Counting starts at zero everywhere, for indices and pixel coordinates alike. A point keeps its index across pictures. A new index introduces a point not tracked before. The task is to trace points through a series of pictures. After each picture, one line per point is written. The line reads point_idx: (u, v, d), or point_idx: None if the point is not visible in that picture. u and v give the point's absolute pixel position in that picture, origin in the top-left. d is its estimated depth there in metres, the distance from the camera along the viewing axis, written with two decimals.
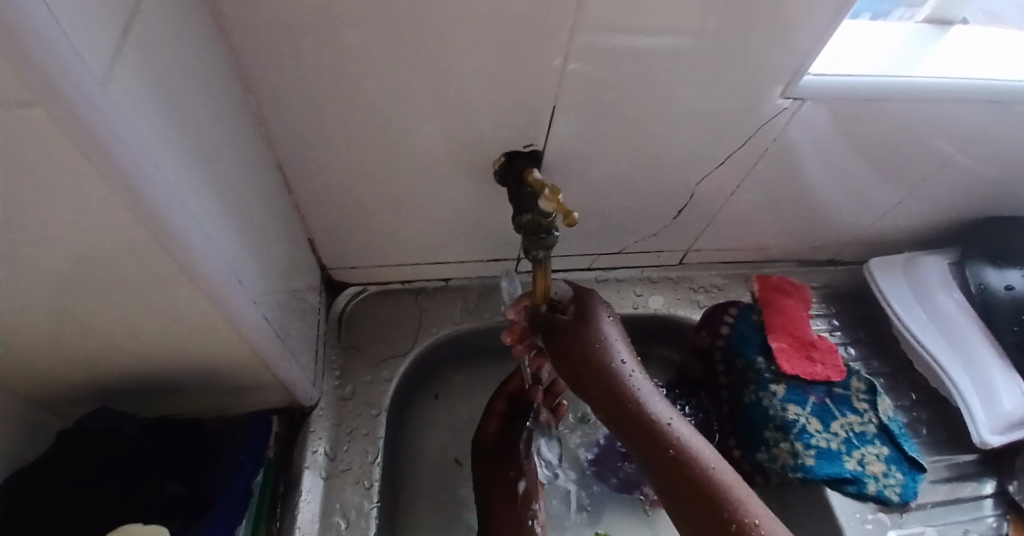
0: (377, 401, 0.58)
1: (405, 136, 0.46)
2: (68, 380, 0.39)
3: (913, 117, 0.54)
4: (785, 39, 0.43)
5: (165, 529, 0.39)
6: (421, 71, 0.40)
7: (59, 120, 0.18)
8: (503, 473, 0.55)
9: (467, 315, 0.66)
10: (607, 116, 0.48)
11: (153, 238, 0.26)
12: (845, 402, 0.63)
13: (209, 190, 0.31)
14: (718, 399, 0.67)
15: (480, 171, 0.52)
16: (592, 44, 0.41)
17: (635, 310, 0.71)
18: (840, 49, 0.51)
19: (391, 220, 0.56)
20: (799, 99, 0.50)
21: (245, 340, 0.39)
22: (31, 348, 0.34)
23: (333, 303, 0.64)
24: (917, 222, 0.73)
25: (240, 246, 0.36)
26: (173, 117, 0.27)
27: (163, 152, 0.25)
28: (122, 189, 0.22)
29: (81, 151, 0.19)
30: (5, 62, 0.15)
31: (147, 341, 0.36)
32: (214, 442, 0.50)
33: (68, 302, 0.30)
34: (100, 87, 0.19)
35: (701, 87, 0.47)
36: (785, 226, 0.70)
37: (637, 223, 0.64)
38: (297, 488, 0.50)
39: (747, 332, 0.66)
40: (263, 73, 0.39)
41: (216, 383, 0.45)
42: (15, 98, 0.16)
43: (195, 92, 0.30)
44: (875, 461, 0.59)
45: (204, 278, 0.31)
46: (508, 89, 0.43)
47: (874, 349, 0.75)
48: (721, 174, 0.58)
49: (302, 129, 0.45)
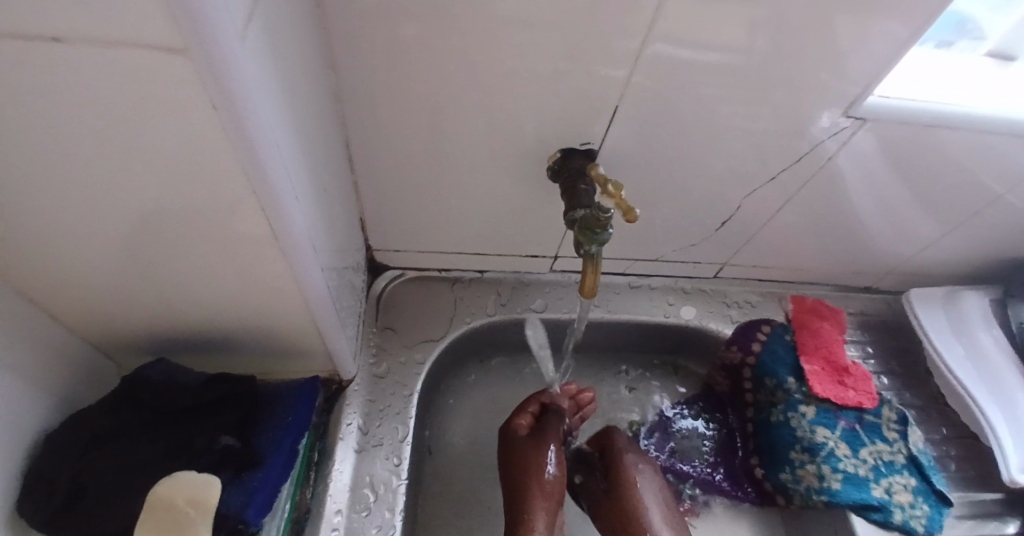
0: (409, 382, 0.60)
1: (465, 126, 0.48)
2: (133, 323, 0.42)
3: (971, 149, 0.54)
4: (850, 62, 0.44)
5: (215, 482, 0.40)
6: (492, 63, 0.42)
7: (198, 67, 0.19)
8: (536, 457, 0.56)
9: (501, 308, 0.67)
10: (666, 123, 0.49)
11: (253, 192, 0.27)
12: (875, 430, 0.62)
13: (297, 157, 0.33)
14: (743, 419, 0.69)
15: (535, 165, 0.53)
16: (661, 51, 0.41)
17: (665, 319, 0.71)
18: (903, 76, 0.51)
19: (439, 208, 0.58)
20: (859, 119, 0.50)
21: (304, 303, 0.40)
22: (106, 287, 0.36)
23: (372, 284, 0.66)
24: (962, 257, 0.72)
25: (313, 215, 0.38)
26: (278, 82, 0.28)
27: (271, 114, 0.27)
28: (238, 142, 0.24)
29: (209, 101, 0.21)
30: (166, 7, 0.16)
31: (214, 293, 0.38)
32: (268, 400, 0.51)
33: (151, 244, 0.32)
34: (238, 45, 0.21)
35: (759, 104, 0.47)
36: (825, 250, 0.70)
37: (677, 233, 0.65)
38: (331, 457, 0.52)
39: (779, 351, 0.66)
40: (343, 55, 0.41)
41: (265, 343, 0.47)
42: (167, 44, 0.18)
43: (295, 65, 0.32)
44: (902, 491, 0.58)
45: (287, 239, 0.33)
46: (574, 88, 0.44)
47: (907, 381, 0.74)
48: (768, 191, 0.59)
49: (372, 112, 0.46)
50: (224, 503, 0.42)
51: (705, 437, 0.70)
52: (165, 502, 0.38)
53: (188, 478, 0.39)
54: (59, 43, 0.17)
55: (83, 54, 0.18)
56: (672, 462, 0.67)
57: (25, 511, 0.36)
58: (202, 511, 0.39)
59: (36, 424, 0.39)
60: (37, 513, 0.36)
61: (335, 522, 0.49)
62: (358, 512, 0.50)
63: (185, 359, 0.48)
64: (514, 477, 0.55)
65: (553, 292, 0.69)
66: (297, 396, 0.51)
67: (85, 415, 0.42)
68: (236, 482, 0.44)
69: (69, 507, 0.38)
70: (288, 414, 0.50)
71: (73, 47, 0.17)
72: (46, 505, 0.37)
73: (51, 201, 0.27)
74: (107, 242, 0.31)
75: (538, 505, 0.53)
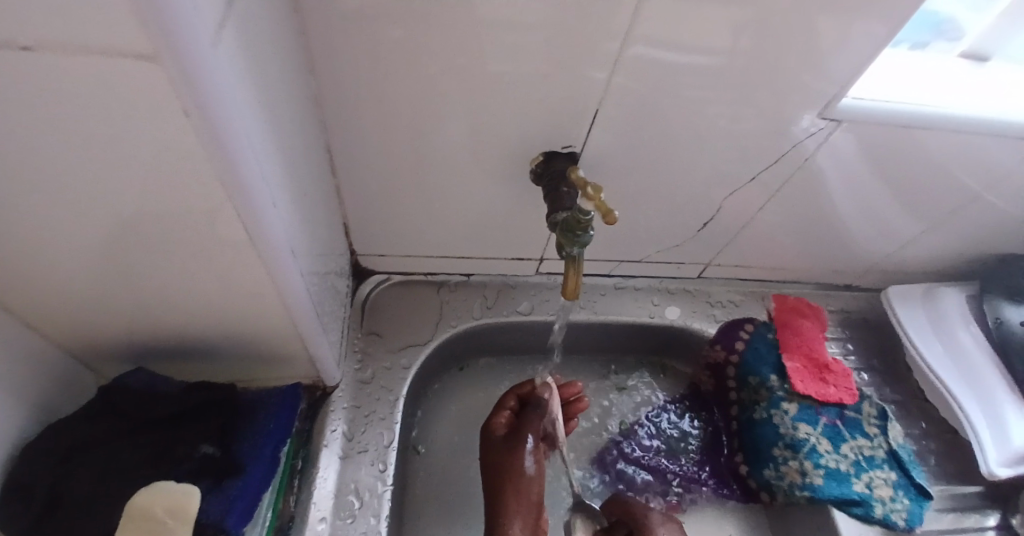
0: (395, 387, 0.59)
1: (449, 129, 0.48)
2: (111, 331, 0.41)
3: (945, 149, 0.55)
4: (823, 65, 0.45)
5: (195, 491, 0.40)
6: (473, 67, 0.42)
7: (169, 74, 0.19)
8: (511, 459, 0.56)
9: (487, 311, 0.67)
10: (646, 127, 0.50)
11: (229, 198, 0.27)
12: (856, 426, 0.63)
13: (276, 162, 0.33)
14: (728, 416, 0.70)
15: (518, 168, 0.53)
16: (640, 55, 0.42)
17: (651, 319, 0.71)
18: (877, 77, 0.52)
19: (424, 212, 0.58)
20: (834, 120, 0.51)
21: (285, 308, 0.40)
22: (83, 296, 0.36)
23: (357, 289, 0.66)
24: (938, 254, 0.74)
25: (294, 220, 0.38)
26: (254, 88, 0.28)
27: (247, 120, 0.27)
28: (213, 148, 0.24)
29: (181, 107, 0.21)
30: (133, 14, 0.16)
31: (193, 300, 0.38)
32: (250, 408, 0.50)
33: (126, 252, 0.31)
34: (211, 51, 0.21)
35: (738, 106, 0.48)
36: (806, 249, 0.71)
37: (661, 234, 0.65)
38: (314, 465, 0.52)
39: (762, 350, 0.68)
40: (323, 59, 0.41)
41: (247, 349, 0.46)
42: (136, 51, 0.18)
43: (272, 70, 0.32)
44: (883, 485, 0.60)
45: (264, 245, 0.32)
46: (555, 91, 0.45)
47: (888, 377, 0.75)
48: (749, 191, 0.59)
49: (355, 116, 0.46)
50: (204, 512, 0.42)
51: (692, 436, 0.71)
52: (144, 513, 0.37)
53: (169, 488, 0.39)
54: (25, 51, 0.17)
55: (50, 62, 0.18)
56: (657, 462, 0.68)
57: (1, 522, 0.36)
58: (183, 521, 0.38)
59: (10, 436, 0.38)
60: (12, 525, 0.36)
61: (319, 529, 0.49)
62: (342, 519, 0.50)
63: (165, 368, 0.48)
64: (493, 478, 0.56)
65: (539, 294, 0.70)
66: (279, 403, 0.51)
67: (62, 425, 0.41)
68: (216, 490, 0.44)
69: (47, 517, 0.37)
70: (270, 420, 0.50)
71: (40, 55, 0.17)
72: (21, 516, 0.36)
73: (23, 210, 0.27)
74: (82, 251, 0.31)
75: (513, 508, 0.53)
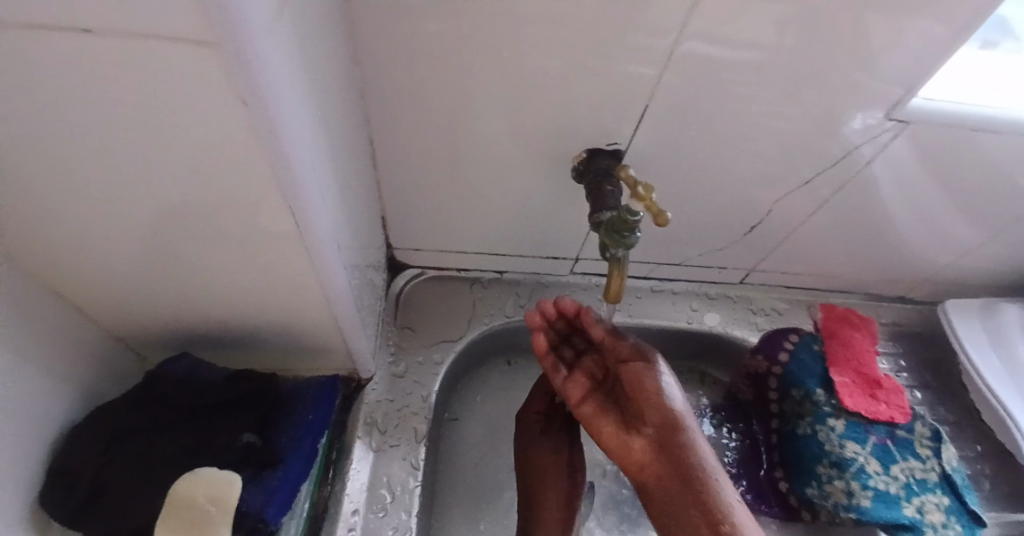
0: (428, 382, 0.59)
1: (489, 125, 0.47)
2: (156, 317, 0.42)
3: (1019, 155, 0.51)
4: (891, 64, 0.42)
5: (235, 475, 0.41)
6: (519, 62, 0.41)
7: (225, 61, 0.18)
8: (553, 467, 0.55)
9: (520, 309, 0.66)
10: (696, 126, 0.47)
11: (278, 188, 0.27)
12: (907, 446, 0.60)
13: (323, 153, 0.33)
14: (767, 429, 0.66)
15: (560, 166, 0.52)
16: (693, 52, 0.40)
17: (688, 325, 0.69)
18: (948, 78, 0.48)
19: (460, 208, 0.57)
20: (902, 122, 0.47)
21: (326, 300, 0.40)
22: (133, 282, 0.37)
23: (392, 282, 0.66)
24: (1002, 267, 0.69)
25: (337, 213, 0.38)
26: (306, 78, 0.28)
27: (297, 108, 0.26)
28: (265, 138, 0.23)
29: (237, 98, 0.21)
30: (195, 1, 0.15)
31: (238, 289, 0.38)
32: (290, 398, 0.51)
33: (176, 240, 0.32)
34: (265, 39, 0.20)
35: (794, 107, 0.46)
36: (858, 257, 0.67)
37: (703, 238, 0.63)
38: (348, 456, 0.52)
39: (807, 361, 0.64)
40: (368, 51, 0.40)
41: (284, 339, 0.47)
42: (196, 37, 0.17)
43: (322, 60, 0.31)
44: (934, 510, 0.56)
45: (310, 237, 0.32)
46: (603, 88, 0.43)
47: (941, 395, 0.71)
48: (799, 197, 0.57)
49: (397, 110, 0.46)
50: (244, 501, 0.42)
51: (728, 447, 0.68)
52: (187, 500, 0.38)
53: (210, 475, 0.40)
54: (87, 34, 0.17)
55: (112, 47, 0.17)
56: None
57: (48, 502, 0.37)
58: (224, 509, 0.39)
59: (60, 415, 0.40)
60: (61, 506, 0.37)
61: (352, 521, 0.49)
62: (375, 512, 0.50)
63: (207, 354, 0.49)
64: (530, 481, 0.55)
65: (573, 295, 0.68)
66: (317, 395, 0.51)
67: (109, 408, 0.42)
68: (256, 480, 0.44)
69: (92, 501, 0.38)
70: (307, 412, 0.50)
71: (101, 40, 0.17)
72: (69, 498, 0.37)
73: (83, 195, 0.27)
74: (135, 237, 0.31)
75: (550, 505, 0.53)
